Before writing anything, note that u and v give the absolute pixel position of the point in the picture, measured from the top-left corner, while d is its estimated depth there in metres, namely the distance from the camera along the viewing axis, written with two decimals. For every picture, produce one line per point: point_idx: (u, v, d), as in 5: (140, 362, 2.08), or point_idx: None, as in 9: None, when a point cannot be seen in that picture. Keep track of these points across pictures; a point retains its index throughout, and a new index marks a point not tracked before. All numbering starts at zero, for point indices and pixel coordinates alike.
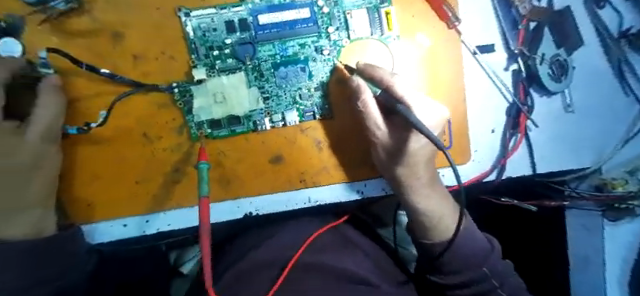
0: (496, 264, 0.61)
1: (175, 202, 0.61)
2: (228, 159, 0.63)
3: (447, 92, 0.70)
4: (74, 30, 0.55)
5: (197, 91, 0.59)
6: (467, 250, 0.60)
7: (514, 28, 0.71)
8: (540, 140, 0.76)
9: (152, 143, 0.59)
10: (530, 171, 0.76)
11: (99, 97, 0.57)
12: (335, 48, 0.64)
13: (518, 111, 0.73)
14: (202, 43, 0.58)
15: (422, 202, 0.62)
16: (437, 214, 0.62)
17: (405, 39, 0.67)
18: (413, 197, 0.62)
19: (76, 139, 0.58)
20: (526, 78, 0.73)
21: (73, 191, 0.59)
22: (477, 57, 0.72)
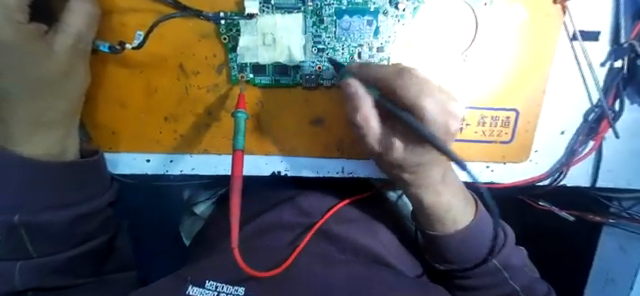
0: (509, 257, 0.53)
1: (204, 146, 0.57)
2: (265, 111, 0.56)
3: (532, 83, 0.58)
4: None
5: (246, 27, 0.50)
6: (485, 251, 0.52)
7: (633, 16, 0.54)
8: (615, 153, 0.63)
9: (188, 79, 0.53)
10: (588, 184, 0.65)
11: (135, 14, 0.49)
12: (413, 3, 0.52)
13: (600, 117, 0.59)
14: None
15: (434, 203, 0.49)
16: (444, 209, 0.50)
17: (498, 8, 0.53)
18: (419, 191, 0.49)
19: (106, 58, 0.51)
20: (624, 80, 0.57)
21: (101, 114, 0.55)
22: (575, 44, 0.56)
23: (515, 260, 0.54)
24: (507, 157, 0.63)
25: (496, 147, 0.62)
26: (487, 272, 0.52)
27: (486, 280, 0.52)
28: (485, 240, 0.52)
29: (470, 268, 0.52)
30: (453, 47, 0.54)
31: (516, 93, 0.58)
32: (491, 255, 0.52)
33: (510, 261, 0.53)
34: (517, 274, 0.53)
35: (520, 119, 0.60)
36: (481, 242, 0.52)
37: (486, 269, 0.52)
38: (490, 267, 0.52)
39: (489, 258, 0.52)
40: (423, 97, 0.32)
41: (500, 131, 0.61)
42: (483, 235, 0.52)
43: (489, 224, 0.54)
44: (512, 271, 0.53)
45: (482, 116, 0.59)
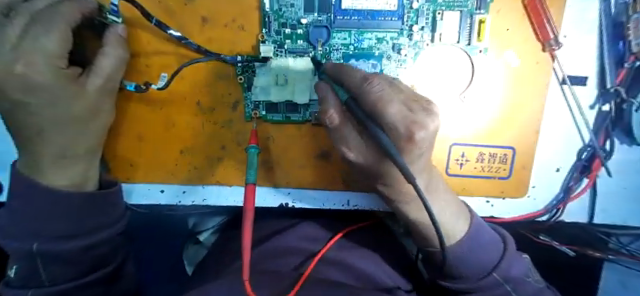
0: (510, 268, 0.50)
1: (216, 178, 0.59)
2: (276, 145, 0.59)
3: (526, 123, 0.61)
4: None
5: (260, 70, 0.55)
6: (482, 266, 0.49)
7: (617, 63, 0.58)
8: (609, 190, 0.66)
9: (204, 114, 0.57)
10: (585, 220, 0.67)
11: (161, 57, 0.55)
12: (414, 49, 0.57)
13: (592, 155, 0.62)
14: (275, 18, 0.54)
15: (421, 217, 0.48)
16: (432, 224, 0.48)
17: (492, 55, 0.58)
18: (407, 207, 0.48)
19: (130, 95, 0.56)
20: (612, 123, 0.62)
21: (121, 146, 0.58)
22: (564, 87, 0.60)
23: (518, 271, 0.50)
24: (505, 192, 0.65)
25: (495, 182, 0.64)
26: (489, 287, 0.49)
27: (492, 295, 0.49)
28: (480, 253, 0.49)
29: (472, 282, 0.49)
30: (452, 88, 0.59)
31: (512, 132, 0.62)
32: (491, 269, 0.49)
33: (510, 272, 0.50)
34: (520, 286, 0.50)
35: (516, 156, 0.63)
36: (475, 255, 0.49)
37: (488, 284, 0.49)
38: (491, 281, 0.49)
39: (489, 271, 0.49)
40: (386, 103, 0.37)
41: (498, 167, 0.63)
42: (482, 247, 0.49)
43: (483, 233, 0.50)
44: (514, 283, 0.49)
45: (480, 152, 0.62)
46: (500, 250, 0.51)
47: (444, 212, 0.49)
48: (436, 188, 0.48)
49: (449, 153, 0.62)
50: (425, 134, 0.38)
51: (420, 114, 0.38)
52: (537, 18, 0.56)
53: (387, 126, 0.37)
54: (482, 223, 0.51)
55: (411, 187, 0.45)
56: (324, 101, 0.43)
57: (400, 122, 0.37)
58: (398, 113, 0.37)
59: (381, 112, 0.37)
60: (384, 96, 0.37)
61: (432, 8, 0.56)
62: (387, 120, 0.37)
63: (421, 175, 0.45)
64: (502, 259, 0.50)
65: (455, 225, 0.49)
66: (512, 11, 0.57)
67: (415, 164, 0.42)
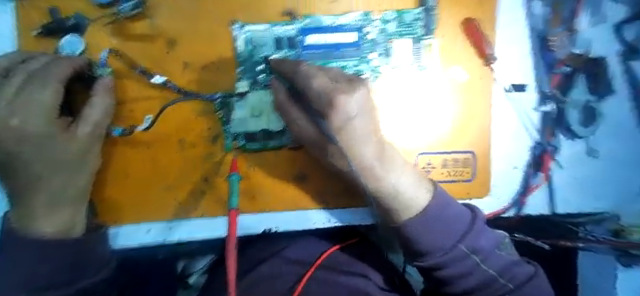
0: (476, 240, 0.56)
1: (203, 211, 0.62)
2: (257, 173, 0.63)
3: (480, 128, 0.69)
4: (131, 34, 0.58)
5: (237, 104, 0.60)
6: (448, 238, 0.55)
7: (550, 71, 0.69)
8: (563, 182, 0.72)
9: (188, 151, 0.61)
10: (547, 211, 0.73)
11: (143, 101, 0.59)
12: (374, 74, 0.64)
13: (542, 151, 0.70)
14: (248, 57, 0.60)
15: (378, 189, 0.56)
16: (390, 194, 0.56)
17: (443, 73, 0.66)
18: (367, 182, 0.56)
19: (116, 140, 0.59)
20: (554, 122, 0.70)
21: (108, 189, 0.60)
22: (510, 95, 0.69)
23: (485, 243, 0.57)
24: (471, 193, 0.71)
25: (461, 185, 0.70)
26: (458, 259, 0.55)
27: (464, 268, 0.55)
28: (444, 224, 0.56)
29: (443, 255, 0.54)
30: (412, 104, 0.66)
31: (470, 138, 0.69)
32: (459, 241, 0.55)
33: (478, 245, 0.56)
34: (487, 256, 0.56)
35: (477, 159, 0.69)
36: (440, 229, 0.55)
37: (457, 256, 0.54)
38: (459, 253, 0.54)
39: (457, 243, 0.55)
40: (310, 78, 0.48)
41: (461, 171, 0.70)
42: (447, 220, 0.56)
43: (447, 207, 0.57)
44: (482, 255, 0.56)
45: (443, 159, 0.69)
46: (466, 225, 0.57)
47: (401, 183, 0.56)
48: (393, 164, 0.56)
49: (417, 162, 0.68)
50: (346, 98, 0.46)
51: (341, 84, 0.48)
52: (477, 39, 0.65)
53: (313, 94, 0.48)
54: (443, 196, 0.59)
55: (362, 158, 0.52)
56: (276, 92, 0.54)
57: (321, 89, 0.47)
58: (320, 84, 0.47)
59: (306, 86, 0.48)
60: (311, 73, 0.49)
61: (386, 38, 0.64)
62: (311, 89, 0.48)
63: (374, 146, 0.53)
64: (469, 232, 0.56)
65: (414, 195, 0.57)
66: (455, 34, 0.66)
67: (360, 128, 0.50)
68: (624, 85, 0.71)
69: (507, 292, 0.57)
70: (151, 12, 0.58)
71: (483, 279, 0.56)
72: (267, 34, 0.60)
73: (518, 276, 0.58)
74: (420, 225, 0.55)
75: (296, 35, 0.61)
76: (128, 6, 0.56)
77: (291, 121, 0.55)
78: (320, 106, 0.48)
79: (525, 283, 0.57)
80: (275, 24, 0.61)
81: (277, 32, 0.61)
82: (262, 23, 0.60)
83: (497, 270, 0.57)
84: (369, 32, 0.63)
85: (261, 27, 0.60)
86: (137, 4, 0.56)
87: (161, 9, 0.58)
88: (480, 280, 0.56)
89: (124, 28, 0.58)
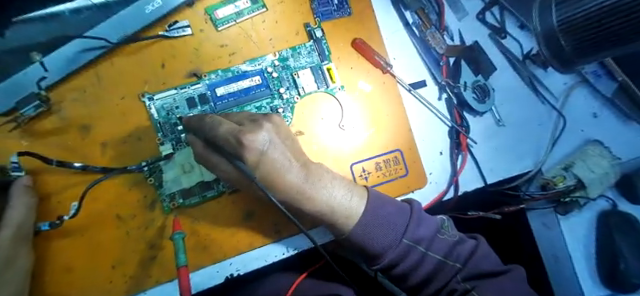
0: (416, 231, 0.58)
1: (155, 278, 0.60)
2: (202, 224, 0.64)
3: (397, 128, 0.76)
4: (46, 130, 0.60)
5: (166, 166, 0.62)
6: (392, 235, 0.57)
7: (436, 64, 0.79)
8: (484, 154, 0.80)
9: (126, 223, 0.61)
10: (482, 183, 0.79)
11: (69, 190, 0.60)
12: (288, 105, 0.70)
13: (458, 133, 0.78)
14: (166, 121, 0.64)
15: (316, 210, 0.57)
16: (329, 211, 0.57)
17: (348, 89, 0.74)
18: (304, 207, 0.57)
19: (48, 234, 0.58)
20: (458, 105, 0.79)
21: (48, 287, 0.57)
22: (413, 92, 0.77)
23: (425, 232, 0.59)
24: (411, 186, 0.75)
25: (399, 182, 0.74)
26: (405, 253, 0.57)
27: (412, 260, 0.57)
28: (385, 223, 0.57)
29: (392, 252, 0.56)
30: (330, 122, 0.72)
31: (392, 139, 0.75)
32: (402, 236, 0.57)
33: (419, 235, 0.58)
34: (429, 242, 0.59)
35: (404, 155, 0.75)
36: (381, 230, 0.57)
37: (403, 251, 0.57)
38: (404, 247, 0.57)
39: (401, 239, 0.57)
40: (217, 126, 0.50)
41: (395, 169, 0.74)
42: (387, 219, 0.57)
43: (381, 206, 0.59)
44: (425, 244, 0.58)
45: (376, 162, 0.74)
46: (406, 218, 0.59)
47: (335, 197, 0.58)
48: (320, 181, 0.58)
49: (352, 172, 0.72)
50: (253, 138, 0.50)
51: (247, 126, 0.52)
52: (367, 54, 0.74)
53: (222, 140, 0.50)
54: (379, 198, 0.60)
55: (291, 186, 0.54)
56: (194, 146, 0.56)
57: (229, 135, 0.49)
58: (228, 129, 0.50)
59: (214, 134, 0.50)
60: (216, 121, 0.51)
61: (289, 73, 0.71)
62: (219, 136, 0.50)
63: (297, 170, 0.55)
64: (408, 224, 0.58)
65: (349, 203, 0.58)
66: (348, 55, 0.74)
67: (278, 159, 0.53)
68: (500, 59, 0.85)
69: (456, 272, 0.59)
70: (59, 105, 0.61)
71: (432, 267, 0.58)
72: (178, 97, 0.65)
73: (462, 253, 0.60)
74: (362, 230, 0.57)
75: (206, 91, 0.66)
76: (31, 108, 0.58)
77: (213, 167, 0.56)
78: (232, 150, 0.50)
79: (470, 259, 0.60)
80: (183, 86, 0.65)
81: (187, 93, 0.65)
82: (171, 88, 0.65)
83: (442, 254, 0.59)
84: (271, 71, 0.69)
85: (170, 92, 0.65)
86: (39, 104, 0.59)
87: (70, 100, 0.62)
88: (431, 268, 0.58)
89: (34, 127, 0.60)
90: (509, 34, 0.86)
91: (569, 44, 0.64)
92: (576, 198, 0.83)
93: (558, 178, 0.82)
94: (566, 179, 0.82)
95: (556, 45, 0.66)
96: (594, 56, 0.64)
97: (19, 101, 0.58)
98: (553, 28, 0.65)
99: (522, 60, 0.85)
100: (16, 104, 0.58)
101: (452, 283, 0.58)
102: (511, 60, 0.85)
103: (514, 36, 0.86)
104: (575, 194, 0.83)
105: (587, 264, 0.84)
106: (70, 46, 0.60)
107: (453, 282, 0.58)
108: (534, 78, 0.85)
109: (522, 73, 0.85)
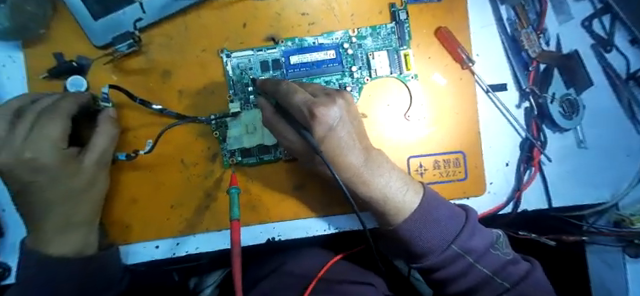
0: (468, 240, 0.55)
1: (206, 225, 0.64)
2: (255, 186, 0.66)
3: (465, 128, 0.71)
4: (131, 69, 0.65)
5: (232, 123, 0.64)
6: (442, 239, 0.55)
7: (525, 68, 0.72)
8: (556, 174, 0.74)
9: (188, 169, 0.65)
10: (546, 205, 0.73)
11: (145, 128, 0.65)
12: (357, 85, 0.69)
13: (531, 146, 0.72)
14: (239, 80, 0.66)
15: (369, 196, 0.56)
16: (381, 200, 0.56)
17: (421, 79, 0.70)
18: (357, 190, 0.56)
19: (121, 165, 0.64)
20: (537, 116, 0.73)
21: (116, 211, 0.64)
22: (490, 95, 0.72)
23: (478, 242, 0.56)
24: (467, 192, 0.71)
25: (454, 185, 0.71)
26: (451, 260, 0.55)
27: (457, 268, 0.55)
28: (437, 225, 0.55)
29: (437, 256, 0.55)
30: (396, 110, 0.70)
31: (457, 139, 0.71)
32: (452, 242, 0.55)
33: (470, 245, 0.55)
34: (480, 254, 0.56)
35: (468, 158, 0.71)
36: (431, 230, 0.55)
37: (449, 257, 0.55)
38: (451, 254, 0.55)
39: (450, 244, 0.55)
40: (291, 93, 0.51)
41: (454, 171, 0.71)
42: (439, 222, 0.55)
43: (436, 206, 0.57)
44: (475, 255, 0.56)
45: (436, 160, 0.71)
46: (459, 223, 0.57)
47: (390, 187, 0.57)
48: (379, 168, 0.56)
49: (409, 165, 0.70)
50: (325, 111, 0.49)
51: (320, 98, 0.51)
52: (449, 44, 0.70)
53: (294, 108, 0.50)
54: (435, 199, 0.58)
55: (350, 167, 0.53)
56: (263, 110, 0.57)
57: (302, 105, 0.50)
58: (302, 98, 0.50)
59: (288, 100, 0.51)
60: (291, 89, 0.51)
61: (364, 52, 0.69)
62: (291, 103, 0.50)
63: (359, 152, 0.54)
64: (461, 232, 0.55)
65: (403, 197, 0.57)
66: (428, 44, 0.70)
67: (344, 138, 0.52)
68: (598, 74, 0.75)
69: (503, 292, 0.55)
70: (147, 47, 0.65)
71: (477, 280, 0.56)
72: (254, 59, 0.66)
73: (515, 276, 0.56)
74: (413, 226, 0.55)
75: (280, 57, 0.67)
76: (124, 46, 0.63)
77: (277, 133, 0.58)
78: (302, 119, 0.50)
79: (521, 282, 0.55)
80: (260, 49, 0.67)
81: (262, 56, 0.66)
82: (248, 49, 0.66)
83: (491, 270, 0.56)
84: (347, 48, 0.68)
85: (247, 52, 0.66)
86: (132, 43, 0.63)
87: (157, 45, 0.65)
88: (475, 281, 0.56)
89: (122, 65, 0.65)
90: (615, 47, 0.76)
91: None
92: None
93: (637, 216, 0.73)
94: None
95: None
96: None
97: (116, 37, 0.62)
98: None
99: (625, 79, 0.75)
100: (113, 40, 0.62)
101: None
102: (611, 78, 0.75)
103: (621, 51, 0.76)
104: None
105: None
106: None
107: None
108: (635, 101, 0.75)
109: (621, 96, 0.75)
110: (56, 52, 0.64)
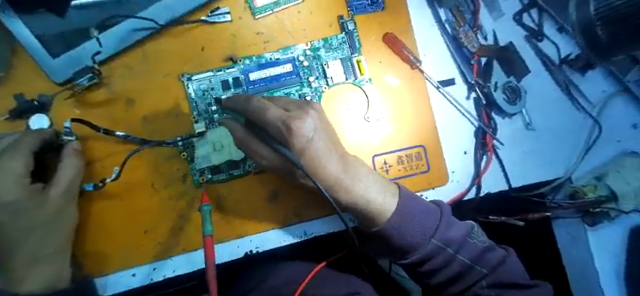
0: (447, 233, 0.59)
1: (182, 246, 0.65)
2: (228, 201, 0.67)
3: (423, 122, 0.76)
4: (94, 101, 0.66)
5: (199, 142, 0.66)
6: (424, 235, 0.58)
7: (468, 63, 0.79)
8: (511, 156, 0.79)
9: (160, 192, 0.65)
10: (507, 186, 0.78)
11: (112, 157, 0.65)
12: (316, 94, 0.72)
13: (484, 133, 0.77)
14: (202, 101, 0.68)
15: (350, 202, 0.59)
16: (362, 204, 0.59)
17: (376, 82, 0.75)
18: (337, 196, 0.58)
19: (91, 195, 0.64)
20: (486, 105, 0.78)
21: (89, 243, 0.63)
22: (441, 90, 0.77)
23: (455, 234, 0.60)
24: (433, 183, 0.75)
25: (420, 177, 0.75)
26: (434, 253, 0.59)
27: (439, 260, 0.59)
28: (417, 222, 0.58)
29: (420, 250, 0.58)
30: (355, 113, 0.74)
31: (417, 134, 0.76)
32: (433, 237, 0.58)
33: (449, 237, 0.60)
34: (459, 245, 0.60)
35: (429, 151, 0.75)
36: (413, 227, 0.58)
37: (431, 250, 0.58)
38: (433, 247, 0.58)
39: (431, 239, 0.58)
40: (263, 109, 0.52)
41: (417, 164, 0.75)
42: (419, 219, 0.58)
43: (414, 203, 0.60)
44: (455, 246, 0.60)
45: (397, 156, 0.74)
46: (437, 217, 0.60)
47: (369, 191, 0.59)
48: (355, 174, 0.59)
49: (374, 163, 0.74)
50: (302, 125, 0.51)
51: (292, 113, 0.53)
52: (397, 47, 0.75)
53: (270, 123, 0.51)
54: (412, 198, 0.61)
55: (329, 175, 0.56)
56: (235, 130, 0.59)
57: (277, 121, 0.51)
58: (275, 114, 0.51)
59: (260, 116, 0.52)
60: (263, 104, 0.52)
61: (320, 63, 0.73)
62: (265, 119, 0.51)
63: (335, 161, 0.57)
64: (439, 226, 0.59)
65: (383, 199, 0.60)
66: (377, 49, 0.76)
67: (320, 150, 0.54)
68: (535, 62, 0.83)
69: (483, 277, 0.61)
70: (109, 79, 0.67)
71: (460, 269, 0.60)
72: (214, 79, 0.69)
73: (491, 261, 0.62)
74: (395, 225, 0.58)
75: (239, 75, 0.70)
76: (85, 79, 0.64)
77: (242, 146, 0.60)
78: (279, 134, 0.52)
79: (499, 267, 0.62)
80: (219, 69, 0.69)
81: (221, 76, 0.69)
82: (208, 70, 0.69)
83: (471, 258, 0.61)
84: (302, 60, 0.72)
85: (207, 74, 0.69)
86: (93, 77, 0.64)
87: (118, 76, 0.67)
88: (458, 270, 0.60)
89: (85, 98, 0.66)
90: (546, 36, 0.84)
91: (606, 33, 0.57)
92: (607, 209, 0.79)
93: (588, 187, 0.80)
94: (597, 189, 0.80)
95: (591, 35, 0.59)
96: (613, 52, 0.59)
97: (75, 73, 0.63)
98: (589, 16, 0.58)
99: (558, 65, 0.83)
100: (73, 75, 0.63)
101: (477, 287, 0.61)
102: (547, 65, 0.83)
103: (551, 39, 0.84)
104: (607, 205, 0.79)
105: (614, 278, 0.81)
106: (125, 24, 0.65)
107: (479, 285, 0.61)
108: (570, 83, 0.83)
109: (558, 79, 0.83)
110: (16, 93, 0.64)
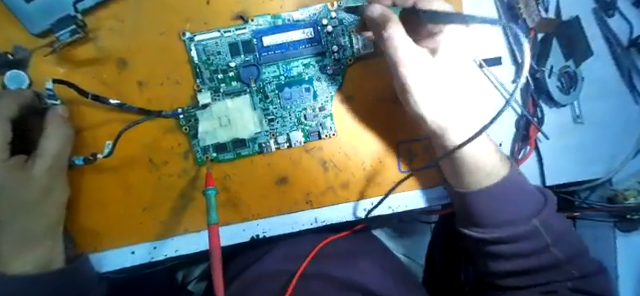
0: (552, 221, 0.51)
1: (183, 227, 0.60)
2: (235, 182, 0.61)
3: None
4: (79, 59, 0.57)
5: (202, 115, 0.58)
6: (523, 212, 0.51)
7: (522, 40, 0.66)
8: (551, 152, 0.70)
9: (159, 169, 0.59)
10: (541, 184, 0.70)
11: (104, 127, 0.58)
12: (339, 66, 0.62)
13: (528, 123, 0.67)
14: (206, 67, 0.59)
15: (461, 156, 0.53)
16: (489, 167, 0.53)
17: None
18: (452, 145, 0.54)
19: (81, 169, 0.58)
20: (534, 91, 0.68)
21: (83, 219, 0.58)
22: (484, 70, 0.66)
23: (559, 225, 0.52)
24: None
25: None
26: (527, 235, 0.50)
27: (529, 245, 0.50)
28: (516, 200, 0.51)
29: (512, 229, 0.50)
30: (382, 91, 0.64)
31: None
32: (532, 216, 0.51)
33: (551, 224, 0.51)
34: (560, 238, 0.51)
35: None
36: (509, 198, 0.51)
37: (526, 231, 0.50)
38: (529, 228, 0.50)
39: (530, 219, 0.51)
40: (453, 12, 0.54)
41: None
42: (522, 197, 0.52)
43: (525, 184, 0.53)
44: (555, 236, 0.51)
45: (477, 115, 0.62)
46: (539, 203, 0.53)
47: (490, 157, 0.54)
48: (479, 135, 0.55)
49: (398, 150, 0.65)
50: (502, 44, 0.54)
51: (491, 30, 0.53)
52: None
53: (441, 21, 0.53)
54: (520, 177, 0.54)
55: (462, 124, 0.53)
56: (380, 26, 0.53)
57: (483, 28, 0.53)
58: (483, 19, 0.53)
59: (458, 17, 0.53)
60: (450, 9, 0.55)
61: (345, 28, 0.61)
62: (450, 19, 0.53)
63: None
64: (542, 210, 0.52)
65: (492, 166, 0.53)
66: None
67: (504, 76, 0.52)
68: (599, 41, 0.70)
69: (568, 278, 0.51)
70: (95, 33, 0.57)
71: (547, 262, 0.51)
72: (221, 41, 0.58)
73: (587, 266, 0.52)
74: (491, 198, 0.51)
75: (251, 39, 0.59)
76: (66, 33, 0.54)
77: None
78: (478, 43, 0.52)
79: (591, 275, 0.52)
80: (227, 29, 0.58)
81: (230, 38, 0.58)
82: (214, 30, 0.58)
83: (565, 255, 0.51)
84: (326, 24, 0.60)
85: (213, 34, 0.58)
86: (75, 29, 0.55)
87: (107, 29, 0.57)
88: (545, 262, 0.51)
89: (68, 55, 0.57)
90: (617, 10, 0.71)
91: None
92: None
93: (630, 191, 0.71)
94: None
95: None
96: None
97: (52, 24, 0.53)
98: None
99: (626, 47, 0.71)
100: (50, 26, 0.53)
101: (559, 288, 0.51)
102: (612, 46, 0.70)
103: (622, 14, 0.71)
104: None
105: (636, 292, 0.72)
106: None
107: (562, 285, 0.51)
108: (635, 70, 0.71)
109: (621, 65, 0.71)
110: None
